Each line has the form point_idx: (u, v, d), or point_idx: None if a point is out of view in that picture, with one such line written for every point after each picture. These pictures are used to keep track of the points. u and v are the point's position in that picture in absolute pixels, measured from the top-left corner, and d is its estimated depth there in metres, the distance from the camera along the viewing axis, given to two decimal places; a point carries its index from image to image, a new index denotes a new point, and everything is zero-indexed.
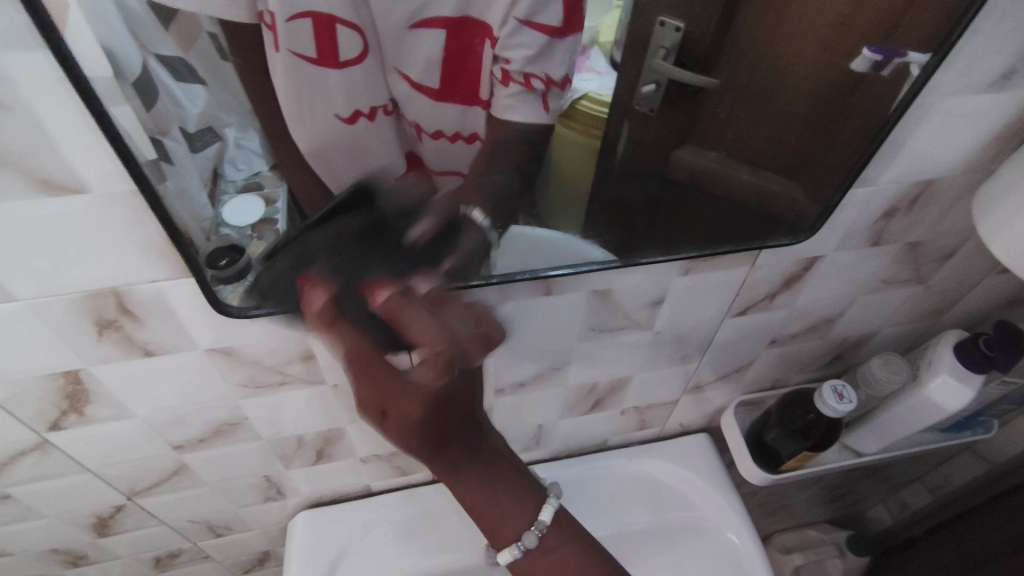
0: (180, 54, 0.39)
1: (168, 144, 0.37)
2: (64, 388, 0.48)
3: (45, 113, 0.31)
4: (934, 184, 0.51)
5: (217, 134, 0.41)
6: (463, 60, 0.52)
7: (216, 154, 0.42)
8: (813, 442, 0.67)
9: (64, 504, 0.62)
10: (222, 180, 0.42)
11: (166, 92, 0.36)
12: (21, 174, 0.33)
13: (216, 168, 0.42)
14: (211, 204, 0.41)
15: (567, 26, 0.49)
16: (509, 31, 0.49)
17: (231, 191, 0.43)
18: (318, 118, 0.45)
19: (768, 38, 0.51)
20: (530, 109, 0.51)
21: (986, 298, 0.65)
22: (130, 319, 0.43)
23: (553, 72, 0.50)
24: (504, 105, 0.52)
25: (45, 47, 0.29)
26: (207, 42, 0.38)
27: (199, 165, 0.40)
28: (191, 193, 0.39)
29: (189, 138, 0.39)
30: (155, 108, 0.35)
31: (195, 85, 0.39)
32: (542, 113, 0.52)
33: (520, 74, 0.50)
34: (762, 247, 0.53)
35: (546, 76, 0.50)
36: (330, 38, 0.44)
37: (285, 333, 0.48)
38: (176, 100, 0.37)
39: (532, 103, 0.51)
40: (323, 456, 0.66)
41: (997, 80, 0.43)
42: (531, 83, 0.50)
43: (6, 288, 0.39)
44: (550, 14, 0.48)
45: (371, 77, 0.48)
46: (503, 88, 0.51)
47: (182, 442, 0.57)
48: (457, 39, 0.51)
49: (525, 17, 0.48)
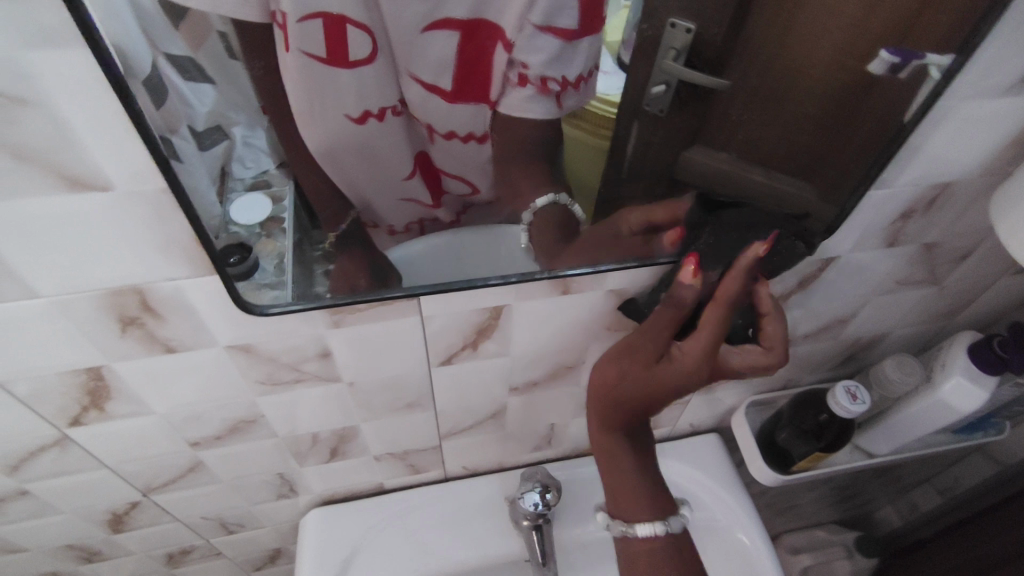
0: (189, 52, 0.41)
1: (177, 141, 0.37)
2: (85, 385, 0.48)
3: (71, 110, 0.31)
4: (952, 186, 0.51)
5: (225, 132, 0.45)
6: (475, 62, 0.62)
7: (225, 152, 0.45)
8: (825, 443, 0.68)
9: (81, 500, 0.62)
10: (229, 179, 0.45)
11: (176, 90, 0.39)
12: (48, 171, 0.33)
13: (224, 165, 0.44)
14: (221, 202, 0.43)
15: (582, 28, 0.58)
16: (527, 34, 0.59)
17: (239, 188, 0.46)
18: (328, 115, 0.56)
19: (781, 40, 0.52)
20: (544, 109, 0.62)
21: (999, 299, 0.66)
22: (152, 316, 0.44)
23: (568, 74, 0.60)
24: (518, 106, 0.62)
25: (71, 45, 0.29)
26: (217, 40, 0.45)
27: (208, 163, 0.42)
28: (201, 189, 0.40)
29: (196, 136, 0.41)
30: (164, 107, 0.36)
31: (206, 86, 0.44)
32: (557, 112, 0.62)
33: (537, 78, 0.60)
34: (776, 249, 0.51)
35: (562, 79, 0.60)
36: (339, 42, 0.54)
37: (303, 331, 0.49)
38: (186, 99, 0.40)
39: (547, 104, 0.61)
40: (337, 454, 0.66)
41: (1017, 82, 0.43)
42: (547, 85, 0.60)
43: (32, 284, 0.39)
44: (567, 19, 0.58)
45: (380, 78, 0.59)
46: (518, 90, 0.62)
47: (199, 439, 0.58)
48: (471, 38, 0.60)
49: (544, 23, 0.58)
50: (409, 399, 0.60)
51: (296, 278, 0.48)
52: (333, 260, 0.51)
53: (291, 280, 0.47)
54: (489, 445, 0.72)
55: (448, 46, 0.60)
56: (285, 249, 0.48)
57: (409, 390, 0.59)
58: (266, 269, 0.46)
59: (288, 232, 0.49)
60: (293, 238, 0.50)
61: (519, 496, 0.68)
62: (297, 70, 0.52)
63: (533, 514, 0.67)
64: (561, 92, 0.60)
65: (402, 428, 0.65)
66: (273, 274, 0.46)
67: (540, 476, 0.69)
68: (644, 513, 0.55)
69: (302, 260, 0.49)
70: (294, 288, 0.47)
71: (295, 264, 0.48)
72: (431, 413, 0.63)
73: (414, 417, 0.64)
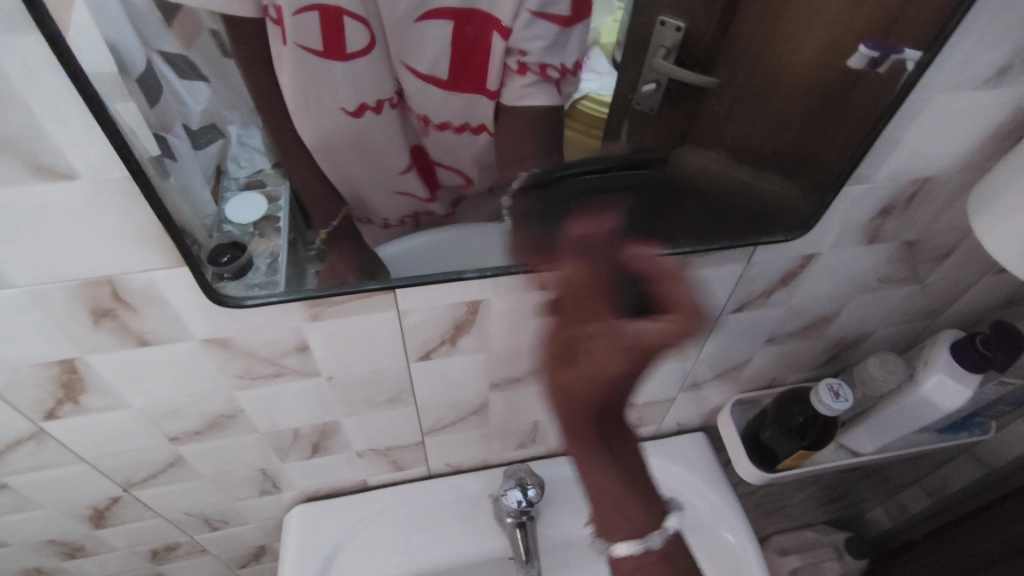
0: (180, 49, 0.40)
1: (168, 140, 0.38)
2: (59, 377, 0.48)
3: (34, 97, 0.31)
4: (930, 182, 0.51)
5: (220, 131, 0.45)
6: (472, 49, 0.59)
7: (220, 150, 0.46)
8: (809, 441, 0.68)
9: (61, 495, 0.62)
10: (225, 177, 0.46)
11: (171, 90, 0.39)
12: (16, 159, 0.33)
13: (220, 165, 0.45)
14: (217, 202, 0.44)
15: (576, 14, 0.56)
16: (523, 22, 0.56)
17: (235, 186, 0.47)
18: (325, 107, 0.54)
19: (772, 27, 0.52)
20: (546, 94, 0.58)
21: (983, 297, 0.65)
22: (126, 308, 0.44)
23: (567, 60, 0.58)
24: (517, 94, 0.58)
25: (37, 34, 0.29)
26: (209, 39, 0.44)
27: (204, 162, 0.43)
28: (195, 190, 0.42)
29: (191, 136, 0.42)
30: (160, 105, 0.38)
31: (199, 83, 0.42)
32: (558, 97, 0.58)
33: (536, 65, 0.57)
34: (757, 242, 0.52)
35: (561, 66, 0.58)
36: (335, 35, 0.53)
37: (282, 323, 0.48)
38: (180, 98, 0.40)
39: (548, 89, 0.58)
40: (318, 450, 0.66)
41: (993, 75, 0.43)
42: (547, 72, 0.57)
43: (1, 273, 0.39)
44: (560, 7, 0.55)
45: (371, 70, 0.57)
46: (518, 78, 0.58)
47: (178, 433, 0.58)
48: (468, 24, 0.58)
49: (538, 9, 0.55)
50: (389, 394, 0.60)
51: (289, 278, 0.47)
52: (326, 258, 0.49)
53: (283, 279, 0.47)
54: (472, 442, 0.72)
55: (443, 37, 0.58)
56: (278, 249, 0.48)
57: (389, 385, 0.59)
58: (258, 269, 0.46)
59: (283, 231, 0.49)
60: (287, 237, 0.49)
61: (501, 492, 0.67)
62: (295, 64, 0.50)
63: (515, 511, 0.67)
64: (560, 80, 0.58)
65: (384, 424, 0.65)
66: (264, 273, 0.46)
67: (522, 473, 0.68)
68: (629, 535, 0.47)
69: (295, 260, 0.48)
70: (287, 283, 0.46)
71: (287, 264, 0.47)
72: (412, 409, 0.63)
73: (396, 413, 0.63)
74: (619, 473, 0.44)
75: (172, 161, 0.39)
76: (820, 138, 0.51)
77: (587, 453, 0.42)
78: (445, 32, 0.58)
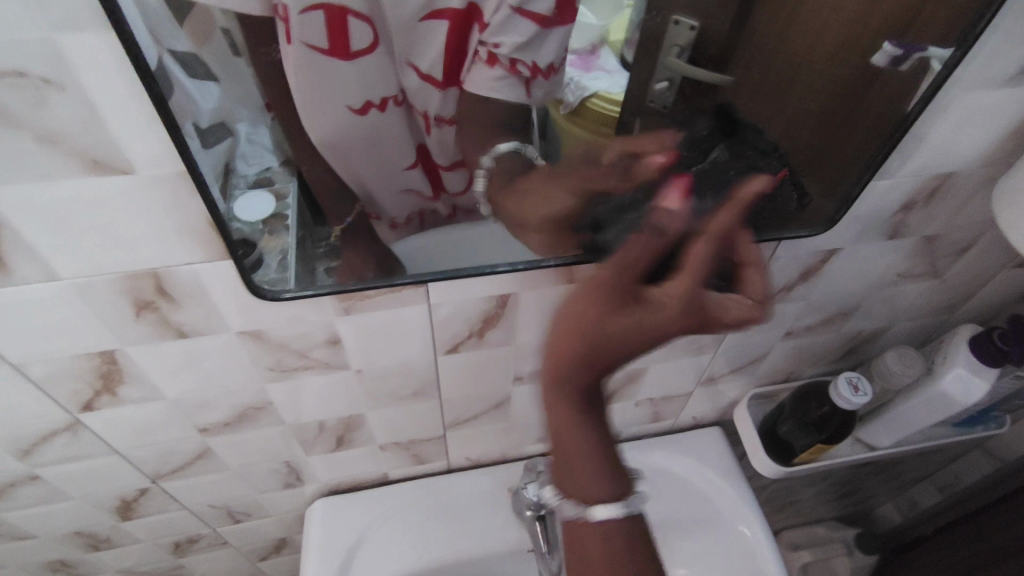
0: (192, 49, 0.37)
1: (186, 139, 0.35)
2: (98, 369, 0.49)
3: (98, 94, 0.32)
4: (951, 178, 0.52)
5: (230, 129, 0.42)
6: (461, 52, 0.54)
7: (228, 150, 0.42)
8: (826, 435, 0.68)
9: (91, 486, 0.63)
10: (234, 175, 0.42)
11: (181, 88, 0.36)
12: (69, 153, 0.34)
13: (228, 163, 0.42)
14: (224, 199, 0.41)
15: (559, 16, 0.49)
16: (501, 18, 0.50)
17: (242, 184, 0.43)
18: (336, 104, 0.51)
19: (790, 12, 0.51)
20: (512, 93, 0.52)
21: (999, 293, 0.66)
22: (166, 301, 0.45)
23: (540, 60, 0.50)
24: (483, 86, 0.53)
25: (104, 29, 0.30)
26: (221, 38, 0.40)
27: (211, 160, 0.39)
28: (207, 186, 0.38)
29: (201, 135, 0.38)
30: (174, 99, 0.34)
31: (209, 84, 0.39)
32: (523, 99, 0.52)
33: (506, 59, 0.51)
34: (780, 238, 0.52)
35: (534, 64, 0.51)
36: (342, 33, 0.49)
37: (313, 316, 0.49)
38: (191, 96, 0.37)
39: (515, 88, 0.52)
40: (343, 443, 0.67)
41: (1016, 74, 0.44)
42: (516, 67, 0.51)
43: (49, 266, 0.40)
44: (541, 4, 0.49)
45: (383, 67, 0.53)
46: (486, 71, 0.52)
47: (208, 425, 0.59)
48: (461, 32, 0.53)
49: (517, 5, 0.49)
50: (415, 387, 0.61)
51: (299, 275, 0.47)
52: (339, 256, 0.49)
53: (294, 276, 0.46)
54: (492, 436, 0.73)
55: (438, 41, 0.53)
56: (289, 246, 0.47)
57: (416, 379, 0.60)
58: (269, 265, 0.46)
59: (293, 229, 0.47)
60: (297, 236, 0.48)
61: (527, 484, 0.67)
62: (301, 66, 0.46)
63: (536, 504, 0.67)
64: (530, 79, 0.51)
65: (408, 418, 0.66)
66: (275, 270, 0.46)
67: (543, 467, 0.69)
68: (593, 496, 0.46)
69: (304, 257, 0.48)
70: (298, 280, 0.46)
71: (297, 261, 0.47)
72: (436, 402, 0.64)
73: (421, 406, 0.64)
74: (598, 450, 0.44)
75: (191, 157, 0.36)
76: (835, 137, 0.52)
77: (574, 431, 0.42)
78: (442, 35, 0.53)
